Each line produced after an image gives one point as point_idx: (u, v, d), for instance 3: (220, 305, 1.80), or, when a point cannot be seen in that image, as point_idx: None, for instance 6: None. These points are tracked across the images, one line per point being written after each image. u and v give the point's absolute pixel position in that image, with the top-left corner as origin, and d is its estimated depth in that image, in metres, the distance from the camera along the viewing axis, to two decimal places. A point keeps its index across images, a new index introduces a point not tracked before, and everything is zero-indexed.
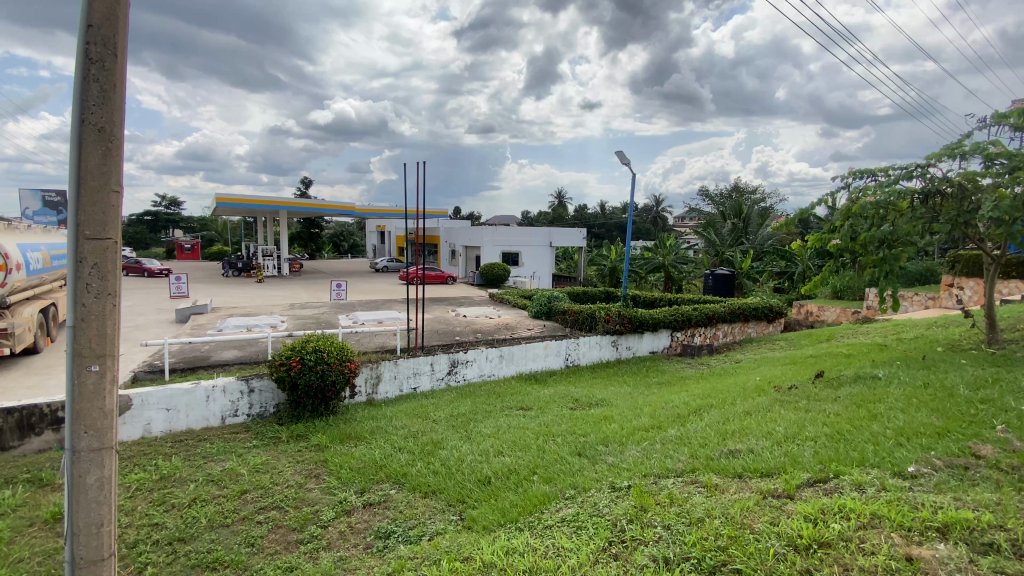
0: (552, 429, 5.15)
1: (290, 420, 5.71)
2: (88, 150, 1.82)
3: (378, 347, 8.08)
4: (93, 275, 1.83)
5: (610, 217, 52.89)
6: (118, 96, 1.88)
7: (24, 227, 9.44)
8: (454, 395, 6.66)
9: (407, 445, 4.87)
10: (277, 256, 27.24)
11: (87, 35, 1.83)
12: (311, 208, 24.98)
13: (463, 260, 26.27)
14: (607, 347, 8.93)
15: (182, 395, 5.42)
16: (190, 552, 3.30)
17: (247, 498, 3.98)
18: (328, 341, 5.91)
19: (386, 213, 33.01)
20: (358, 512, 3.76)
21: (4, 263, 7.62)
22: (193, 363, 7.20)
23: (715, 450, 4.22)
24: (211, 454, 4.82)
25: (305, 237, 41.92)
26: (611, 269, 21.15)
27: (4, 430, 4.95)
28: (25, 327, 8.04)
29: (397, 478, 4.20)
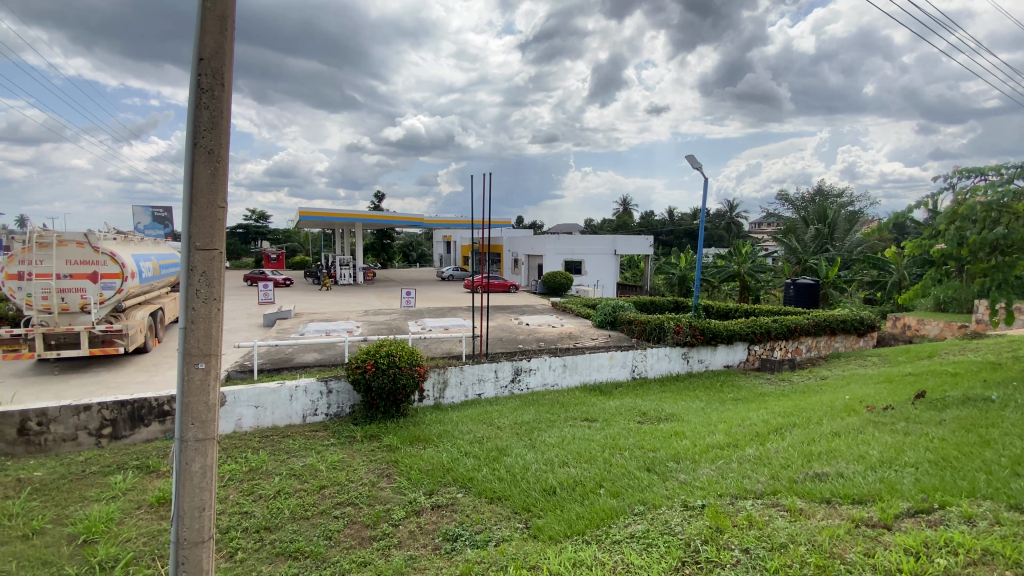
0: (620, 442, 5.02)
1: (364, 421, 5.99)
2: (199, 169, 2.03)
3: (445, 353, 8.30)
4: (201, 282, 2.03)
5: (679, 224, 51.07)
6: (225, 122, 2.08)
7: (139, 240, 10.68)
8: (519, 403, 6.68)
9: (474, 450, 4.94)
10: (353, 266, 28.89)
11: (200, 68, 2.04)
12: (382, 219, 26.24)
13: (526, 268, 26.44)
14: (677, 360, 8.61)
15: (268, 394, 5.84)
16: (274, 541, 3.53)
17: (325, 493, 4.21)
18: (400, 346, 6.15)
19: (452, 223, 33.93)
20: (427, 513, 3.86)
21: (120, 271, 8.59)
22: (278, 364, 7.77)
23: (798, 472, 3.92)
24: (293, 450, 5.16)
25: (378, 247, 44.15)
26: (681, 278, 20.38)
27: (119, 420, 5.58)
28: (137, 329, 9.05)
29: (464, 482, 4.28)
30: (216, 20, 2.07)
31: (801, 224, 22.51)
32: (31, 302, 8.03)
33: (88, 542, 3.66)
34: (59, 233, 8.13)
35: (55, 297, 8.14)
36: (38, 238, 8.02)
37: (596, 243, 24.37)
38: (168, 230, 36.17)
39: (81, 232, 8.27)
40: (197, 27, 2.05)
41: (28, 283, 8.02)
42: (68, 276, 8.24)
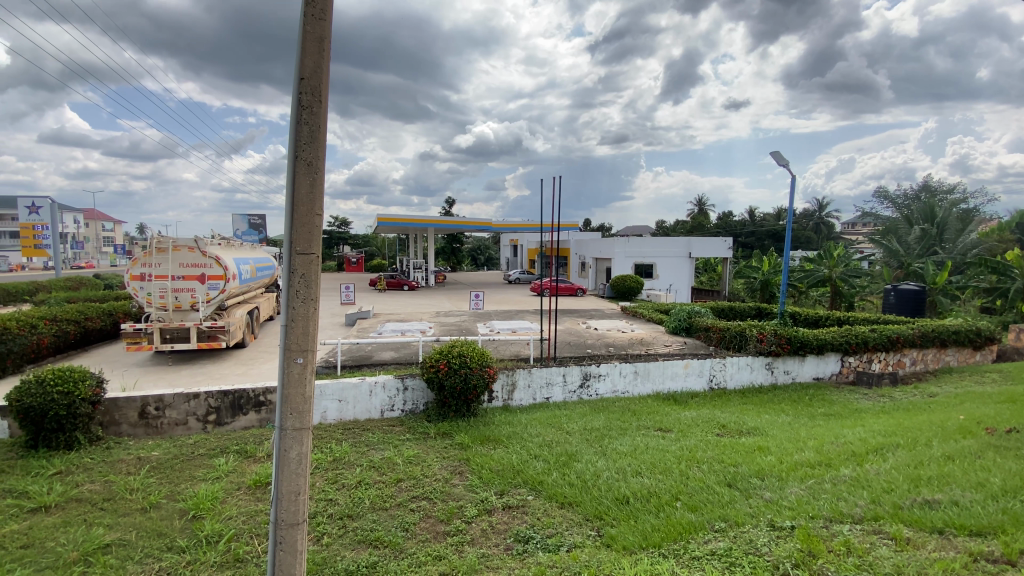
0: (697, 454, 4.80)
1: (437, 418, 6.17)
2: (300, 180, 2.20)
3: (514, 356, 8.37)
4: (301, 283, 2.20)
5: (760, 225, 48.12)
6: (322, 135, 2.24)
7: (239, 245, 11.75)
8: (588, 408, 6.59)
9: (543, 454, 4.93)
10: (425, 269, 30.02)
11: (300, 87, 2.22)
12: (453, 224, 27.02)
13: (594, 271, 26.10)
14: (760, 370, 8.11)
15: (351, 389, 6.20)
16: (356, 529, 3.73)
17: (402, 486, 4.40)
18: (471, 347, 6.29)
19: (519, 227, 34.14)
20: (498, 513, 3.91)
21: (224, 273, 9.47)
22: (359, 361, 8.23)
23: (904, 497, 3.55)
24: (372, 442, 5.44)
25: (448, 251, 45.68)
26: (762, 282, 19.17)
27: (222, 408, 6.16)
28: (236, 326, 9.96)
29: (534, 485, 4.29)
30: (315, 41, 2.23)
31: (903, 224, 20.40)
32: (151, 300, 9.07)
33: (196, 518, 4.06)
34: (175, 240, 9.13)
35: (170, 296, 9.14)
36: (157, 243, 9.04)
37: (668, 245, 23.56)
38: (263, 235, 39.60)
39: (192, 239, 9.22)
40: (298, 49, 2.22)
41: (149, 283, 9.06)
42: (181, 277, 9.21)
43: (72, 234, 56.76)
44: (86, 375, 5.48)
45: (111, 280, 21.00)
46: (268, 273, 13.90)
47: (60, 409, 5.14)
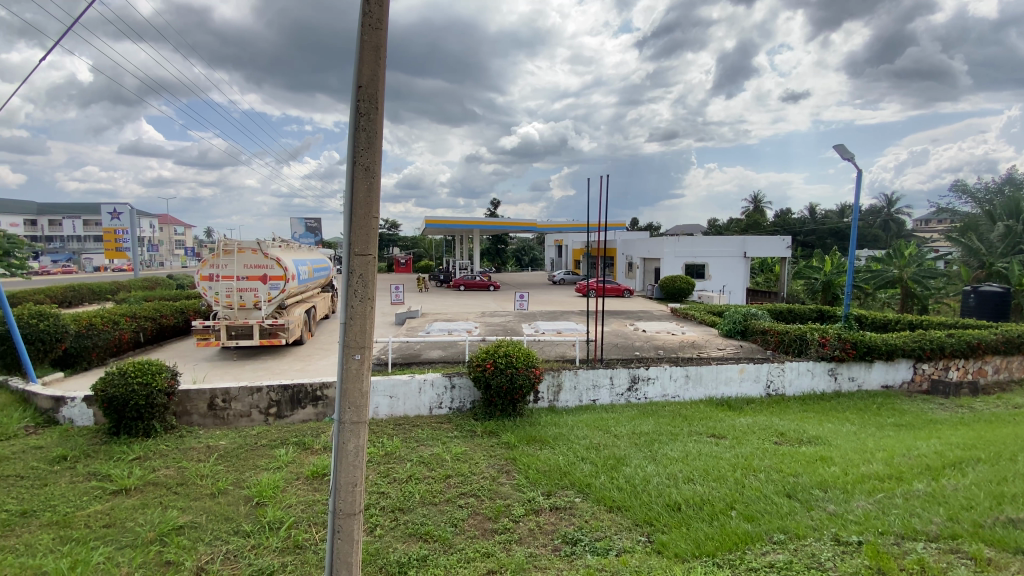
0: (754, 463, 4.61)
1: (484, 417, 6.24)
2: (358, 185, 2.29)
3: (559, 356, 8.35)
4: (359, 283, 2.29)
5: (821, 223, 45.55)
6: (379, 142, 2.33)
7: (298, 247, 12.36)
8: (637, 412, 6.46)
9: (590, 456, 4.89)
10: (471, 270, 30.44)
11: (358, 94, 2.31)
12: (499, 226, 27.23)
13: (642, 272, 25.62)
14: (821, 376, 7.69)
15: (401, 385, 6.38)
16: (407, 522, 3.84)
17: (450, 482, 4.49)
18: (517, 347, 6.32)
19: (565, 227, 33.89)
20: (545, 513, 3.91)
21: (284, 274, 9.98)
22: (409, 359, 8.45)
23: (985, 515, 3.27)
24: (422, 438, 5.57)
25: (493, 252, 46.41)
26: (824, 283, 18.18)
27: (283, 401, 6.50)
28: (295, 324, 10.47)
29: (582, 487, 4.26)
30: (372, 50, 2.31)
31: (985, 220, 18.77)
32: (218, 299, 9.68)
33: (260, 504, 4.31)
34: (240, 242, 9.72)
35: (235, 295, 9.72)
36: (224, 246, 9.66)
37: (722, 245, 22.75)
38: (318, 237, 41.44)
39: (255, 241, 9.78)
40: (356, 58, 2.31)
41: (216, 283, 9.68)
42: (246, 277, 9.78)
43: (149, 238, 61.50)
44: (163, 368, 5.92)
45: (182, 280, 22.60)
46: (324, 273, 14.52)
47: (139, 399, 5.57)
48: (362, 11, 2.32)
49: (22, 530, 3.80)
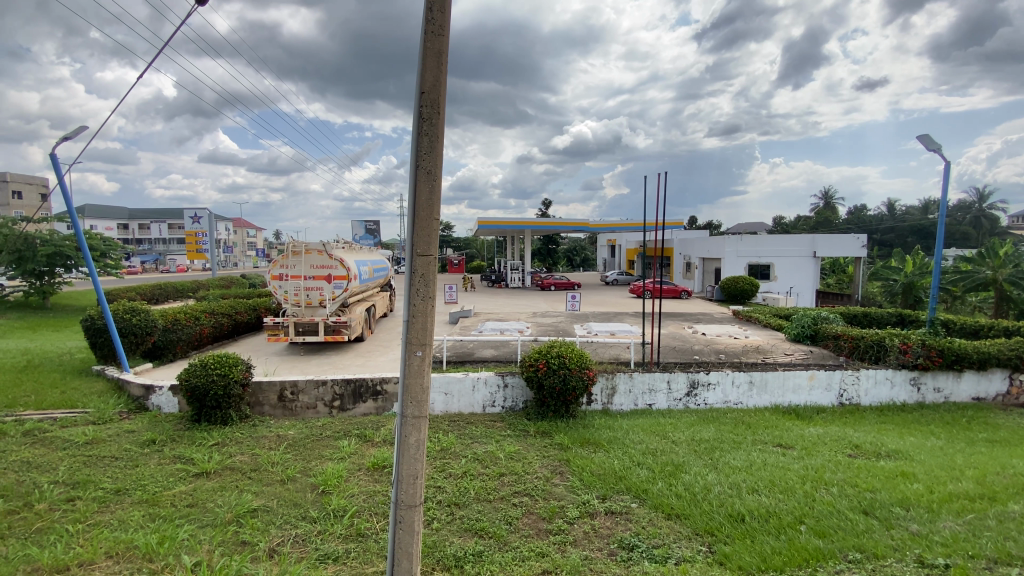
0: (826, 476, 4.34)
1: (537, 417, 6.26)
2: (420, 187, 2.37)
3: (613, 358, 8.23)
4: (421, 283, 2.37)
5: (901, 220, 42.13)
6: (440, 145, 2.39)
7: (359, 248, 12.91)
8: (696, 418, 6.24)
9: (647, 462, 4.78)
10: (523, 270, 30.57)
11: (421, 100, 2.38)
12: (551, 226, 27.15)
13: (701, 272, 24.77)
14: (901, 386, 7.12)
15: (456, 383, 6.51)
16: (462, 517, 3.91)
17: (504, 480, 4.53)
18: (570, 348, 6.27)
19: (619, 226, 33.28)
20: (601, 517, 3.87)
21: (347, 274, 10.46)
22: (463, 358, 8.62)
23: None
24: (476, 436, 5.66)
25: (545, 252, 46.45)
26: (905, 286, 16.86)
27: (345, 395, 6.81)
28: (356, 321, 10.94)
29: (638, 493, 4.17)
30: (435, 56, 2.37)
31: None
32: (287, 297, 10.29)
33: (325, 492, 4.54)
34: (308, 243, 10.29)
35: (303, 293, 10.30)
36: (293, 248, 10.26)
37: (789, 244, 21.60)
38: (377, 239, 43.07)
39: (320, 243, 10.33)
40: (419, 65, 2.38)
41: (286, 282, 10.28)
42: (312, 277, 10.33)
43: (224, 240, 66.12)
44: (238, 361, 6.36)
45: (254, 279, 24.14)
46: (383, 273, 15.07)
47: (218, 389, 6.02)
48: (425, 19, 2.38)
49: (117, 506, 4.21)
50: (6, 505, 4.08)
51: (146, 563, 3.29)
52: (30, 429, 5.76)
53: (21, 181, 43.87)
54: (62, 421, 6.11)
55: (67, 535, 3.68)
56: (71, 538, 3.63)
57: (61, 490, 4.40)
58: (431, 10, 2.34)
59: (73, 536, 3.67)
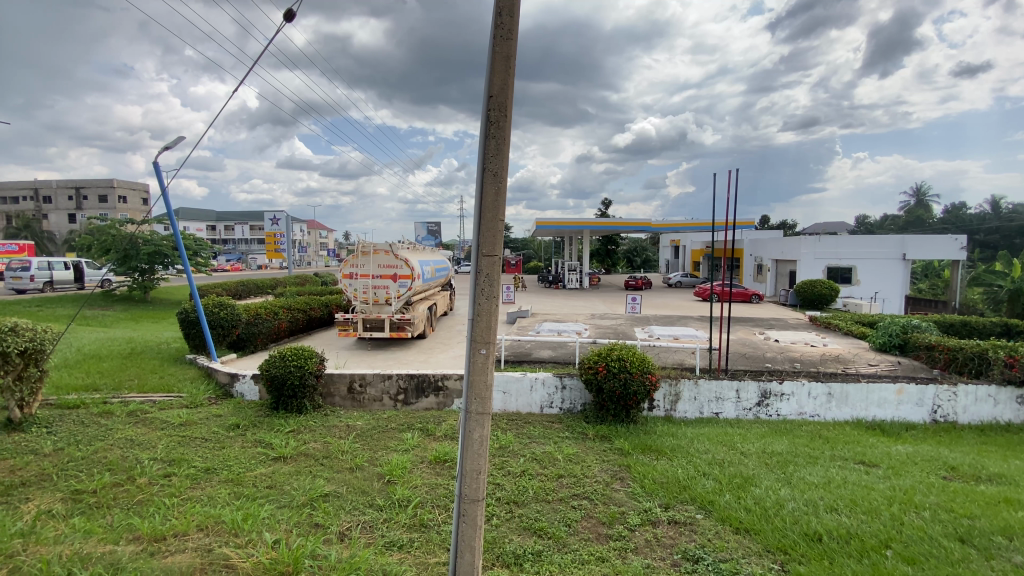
0: (916, 498, 3.98)
1: (596, 420, 6.17)
2: (487, 189, 2.42)
3: (677, 364, 7.96)
4: (486, 283, 2.41)
5: (1010, 219, 37.69)
6: (506, 148, 2.42)
7: (422, 248, 13.34)
8: (768, 430, 5.91)
9: (713, 472, 4.59)
10: (581, 271, 30.30)
11: (489, 104, 2.43)
12: (610, 226, 26.69)
13: (773, 275, 23.52)
14: (1007, 405, 6.39)
15: (514, 382, 6.57)
16: (522, 516, 3.94)
17: (563, 482, 4.52)
18: (631, 351, 6.14)
19: (683, 226, 32.13)
20: (664, 526, 3.76)
21: (411, 273, 10.87)
22: (521, 357, 8.68)
23: None
24: (534, 436, 5.68)
25: (604, 253, 45.81)
26: (1013, 293, 15.09)
27: (409, 389, 7.07)
28: (419, 319, 11.32)
29: (703, 504, 4.02)
30: (503, 60, 2.40)
31: None
32: (356, 295, 10.81)
33: (390, 481, 4.73)
34: (376, 244, 10.77)
35: (370, 291, 10.78)
36: (362, 248, 10.79)
37: (874, 246, 19.93)
38: (437, 239, 44.26)
39: (387, 244, 10.81)
40: (488, 69, 2.42)
41: (355, 281, 10.82)
42: (379, 276, 10.80)
43: (298, 241, 70.47)
44: (313, 353, 6.77)
45: (325, 277, 25.60)
46: (445, 273, 15.45)
47: (295, 378, 6.45)
48: (494, 24, 2.42)
49: (206, 483, 4.61)
50: (113, 478, 4.58)
51: (233, 537, 3.57)
52: (134, 410, 6.43)
53: (126, 187, 49.00)
54: (161, 404, 6.77)
55: (165, 506, 4.08)
56: (167, 510, 4.01)
57: (159, 466, 4.88)
58: (500, 15, 2.38)
59: (170, 508, 4.05)
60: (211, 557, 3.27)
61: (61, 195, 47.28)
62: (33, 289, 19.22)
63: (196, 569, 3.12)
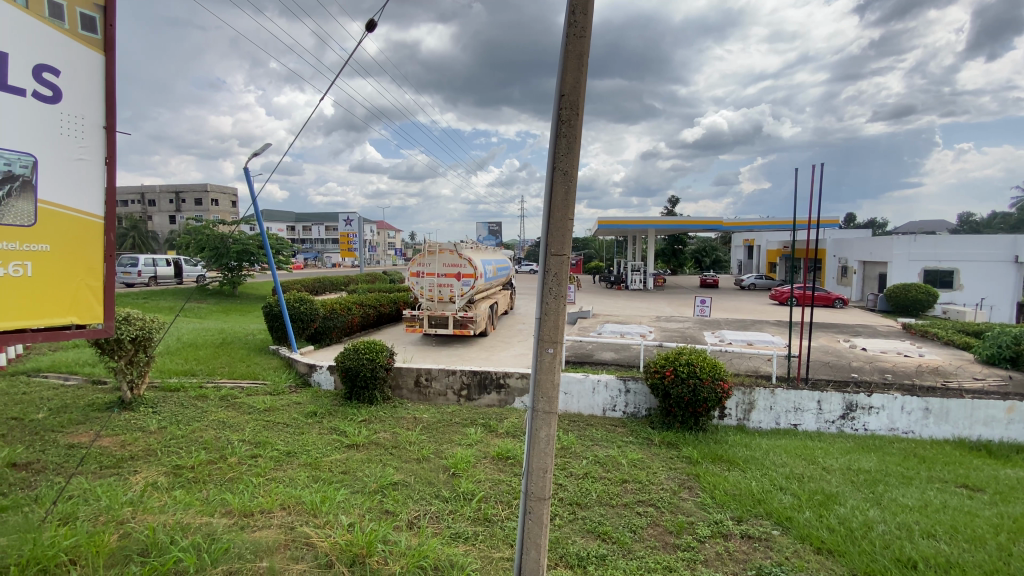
0: None
1: (661, 426, 5.98)
2: (557, 188, 2.41)
3: (751, 371, 7.54)
4: (554, 282, 2.41)
5: None
6: (578, 146, 2.40)
7: (485, 248, 13.56)
8: (853, 446, 5.46)
9: (792, 487, 4.30)
10: (644, 272, 29.51)
11: (561, 103, 2.41)
12: (677, 224, 25.74)
13: (859, 279, 21.72)
14: None
15: (576, 383, 6.52)
16: (585, 518, 3.90)
17: (627, 487, 4.42)
18: (701, 356, 5.90)
19: (756, 225, 30.41)
20: (736, 540, 3.59)
21: (474, 272, 11.09)
22: (582, 358, 8.59)
23: None
24: (597, 439, 5.60)
25: (669, 253, 44.36)
26: None
27: (472, 385, 7.22)
28: (481, 317, 11.52)
29: (780, 519, 3.79)
30: (576, 58, 2.38)
31: None
32: (422, 292, 11.17)
33: (455, 474, 4.85)
34: (441, 244, 11.09)
35: (436, 289, 11.11)
36: (429, 248, 11.14)
37: (980, 246, 17.84)
38: (498, 239, 44.82)
39: (452, 244, 11.11)
40: (561, 68, 2.41)
41: (422, 279, 11.18)
42: (444, 274, 11.10)
43: (367, 240, 73.72)
44: (383, 348, 7.06)
45: (392, 275, 26.63)
46: (506, 273, 15.61)
47: (367, 371, 6.77)
48: (568, 22, 2.41)
49: (288, 466, 4.95)
50: (208, 456, 5.03)
51: (312, 517, 3.81)
52: (226, 395, 7.03)
53: (218, 191, 53.55)
54: (248, 390, 7.35)
55: (253, 485, 4.42)
56: (254, 488, 4.34)
57: (247, 447, 5.31)
58: (574, 13, 2.36)
59: (256, 487, 4.39)
60: (293, 535, 3.51)
61: (163, 198, 52.45)
62: (140, 283, 21.46)
63: (280, 545, 3.37)
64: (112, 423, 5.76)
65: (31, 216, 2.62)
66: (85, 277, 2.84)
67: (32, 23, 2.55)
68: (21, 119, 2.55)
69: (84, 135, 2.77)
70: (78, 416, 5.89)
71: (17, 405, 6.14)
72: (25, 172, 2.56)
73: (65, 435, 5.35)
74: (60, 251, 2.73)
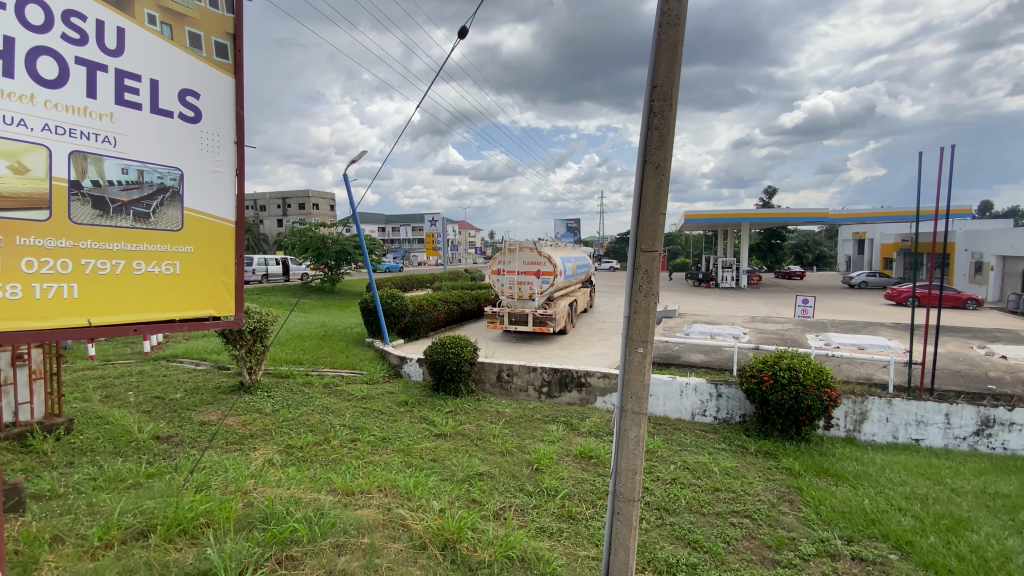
0: None
1: (758, 434, 5.63)
2: (647, 183, 2.35)
3: (863, 379, 6.83)
4: (643, 279, 2.36)
5: None
6: (671, 139, 2.32)
7: (565, 246, 13.52)
8: (990, 466, 4.77)
9: (912, 508, 3.85)
10: (735, 269, 27.75)
11: (652, 95, 2.34)
12: (773, 217, 23.89)
13: (996, 275, 18.92)
14: None
15: (663, 385, 6.31)
16: (673, 524, 3.77)
17: (720, 496, 4.20)
18: (804, 360, 5.45)
19: (867, 217, 27.39)
20: (845, 561, 3.29)
21: (554, 269, 11.13)
22: (668, 360, 8.29)
23: None
24: (685, 443, 5.39)
25: (763, 249, 41.36)
26: None
27: (553, 382, 7.24)
28: (561, 314, 11.53)
29: (898, 543, 3.41)
30: (669, 48, 2.29)
31: None
32: (503, 290, 11.39)
33: (539, 469, 4.91)
34: (522, 243, 11.26)
35: (516, 287, 11.28)
36: (510, 246, 11.35)
37: None
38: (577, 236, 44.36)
39: (532, 242, 11.24)
40: (652, 58, 2.33)
41: (503, 276, 11.39)
42: (524, 272, 11.23)
43: (450, 239, 76.27)
44: (468, 343, 7.30)
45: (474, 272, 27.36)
46: (586, 271, 15.46)
47: (453, 365, 7.05)
48: (660, 11, 2.32)
49: (383, 450, 5.29)
50: (315, 438, 5.52)
51: (407, 500, 4.04)
52: (328, 383, 7.67)
53: (318, 196, 58.22)
54: (347, 378, 7.97)
55: (353, 466, 4.78)
56: (354, 470, 4.69)
57: (347, 431, 5.75)
58: (666, 1, 2.27)
59: (356, 469, 4.75)
60: (391, 516, 3.74)
61: (272, 203, 57.97)
62: (255, 281, 23.90)
63: (379, 524, 3.61)
64: (235, 404, 6.51)
65: (179, 223, 3.02)
66: (220, 274, 3.23)
67: (178, 54, 2.95)
68: (172, 139, 2.96)
69: (220, 148, 3.16)
70: (208, 396, 6.73)
71: (160, 385, 7.15)
72: (174, 183, 2.98)
73: (198, 413, 6.14)
74: (200, 252, 3.14)
